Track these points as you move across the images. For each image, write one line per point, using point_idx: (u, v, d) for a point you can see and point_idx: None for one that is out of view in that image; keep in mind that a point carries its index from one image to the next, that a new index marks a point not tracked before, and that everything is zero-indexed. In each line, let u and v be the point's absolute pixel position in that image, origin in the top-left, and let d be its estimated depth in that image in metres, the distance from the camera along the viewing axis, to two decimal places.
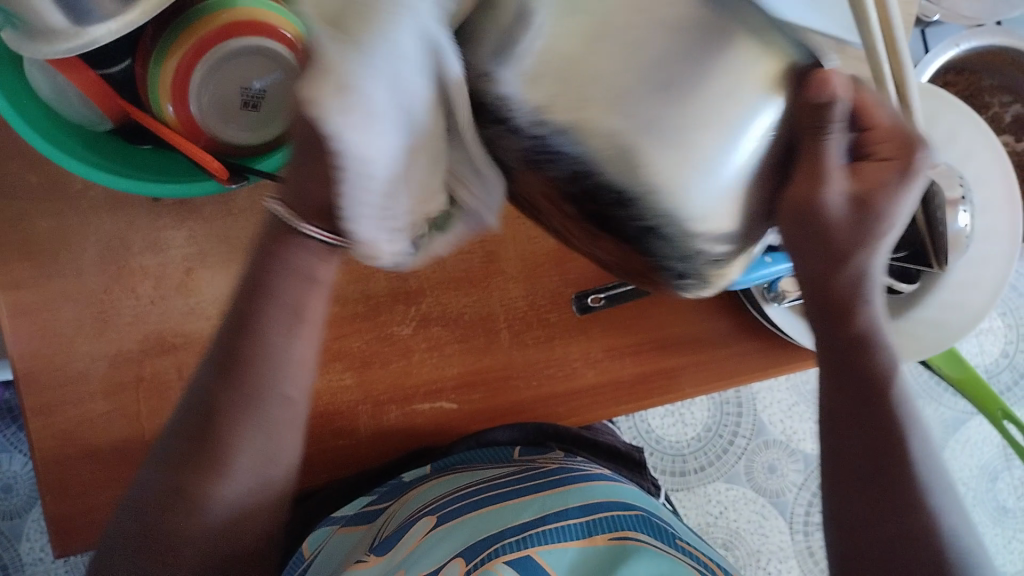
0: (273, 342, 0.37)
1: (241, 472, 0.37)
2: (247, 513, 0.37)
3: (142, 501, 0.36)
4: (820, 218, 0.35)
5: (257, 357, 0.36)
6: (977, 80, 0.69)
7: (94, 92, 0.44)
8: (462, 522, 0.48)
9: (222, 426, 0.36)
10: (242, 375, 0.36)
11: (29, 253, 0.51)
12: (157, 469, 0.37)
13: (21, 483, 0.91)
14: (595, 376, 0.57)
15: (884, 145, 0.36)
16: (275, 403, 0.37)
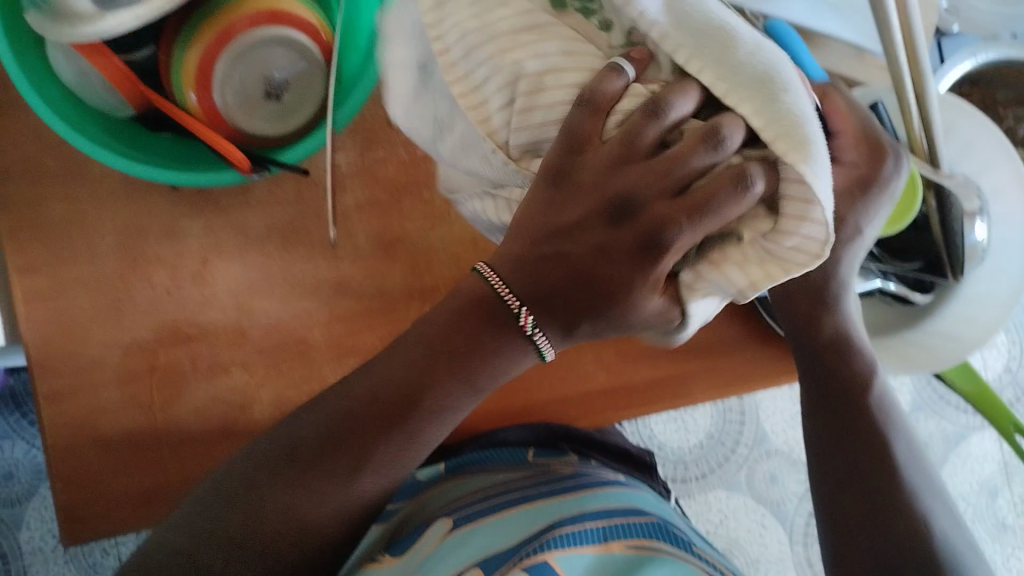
0: (448, 391, 0.41)
1: (373, 476, 0.41)
2: (366, 506, 0.42)
3: (279, 478, 0.40)
4: None
5: (431, 401, 0.41)
6: (990, 94, 0.68)
7: (119, 79, 0.44)
8: (478, 527, 0.48)
9: (389, 429, 0.40)
10: (420, 397, 0.40)
11: (47, 239, 0.51)
12: (294, 454, 0.40)
13: (23, 470, 0.91)
14: (605, 378, 0.57)
15: (853, 149, 0.44)
16: (427, 434, 0.41)
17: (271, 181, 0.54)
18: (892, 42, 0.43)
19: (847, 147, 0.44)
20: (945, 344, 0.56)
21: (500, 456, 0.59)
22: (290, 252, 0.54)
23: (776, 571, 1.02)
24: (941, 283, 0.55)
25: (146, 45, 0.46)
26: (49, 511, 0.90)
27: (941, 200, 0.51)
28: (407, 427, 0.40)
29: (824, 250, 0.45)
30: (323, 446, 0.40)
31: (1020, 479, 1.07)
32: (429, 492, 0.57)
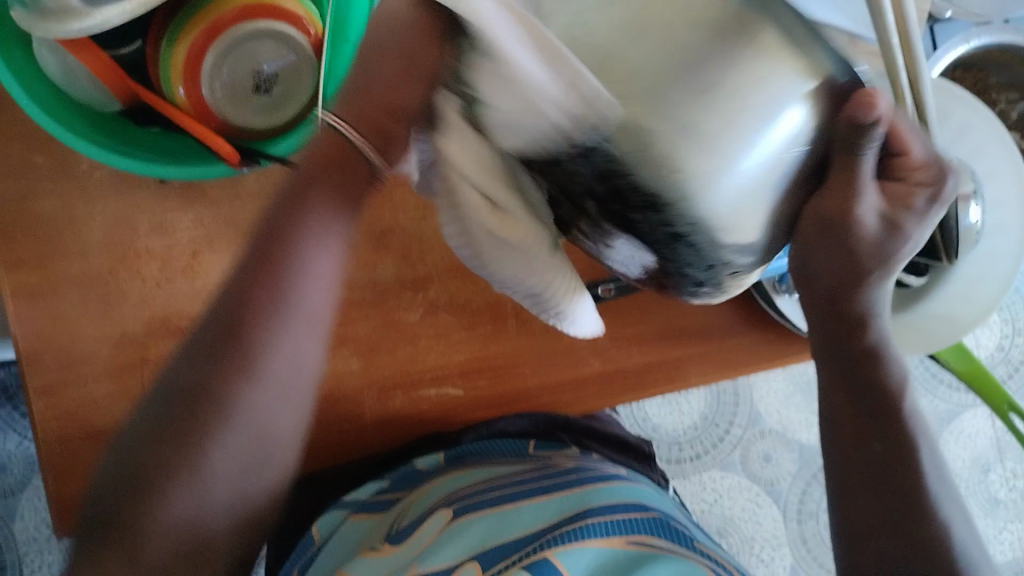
0: (269, 327, 0.36)
1: (227, 468, 0.35)
2: (241, 511, 0.36)
3: (108, 488, 0.34)
4: (844, 226, 0.38)
5: (247, 343, 0.35)
6: (983, 77, 0.68)
7: (102, 70, 0.44)
8: (481, 518, 0.48)
9: (222, 400, 0.35)
10: (228, 354, 0.35)
11: (35, 233, 0.50)
12: (118, 457, 0.35)
13: (16, 461, 0.90)
14: (600, 365, 0.57)
15: (919, 171, 0.39)
16: (268, 383, 0.36)
17: (262, 173, 0.53)
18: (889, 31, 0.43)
19: (914, 169, 0.39)
20: (940, 323, 0.56)
21: (498, 447, 0.59)
22: None
23: (770, 548, 1.03)
24: (935, 265, 0.55)
25: (133, 39, 0.45)
26: (43, 501, 0.90)
27: None
28: (233, 361, 0.35)
29: (854, 261, 0.40)
30: (156, 420, 0.35)
31: (1012, 454, 1.07)
32: (429, 482, 0.56)
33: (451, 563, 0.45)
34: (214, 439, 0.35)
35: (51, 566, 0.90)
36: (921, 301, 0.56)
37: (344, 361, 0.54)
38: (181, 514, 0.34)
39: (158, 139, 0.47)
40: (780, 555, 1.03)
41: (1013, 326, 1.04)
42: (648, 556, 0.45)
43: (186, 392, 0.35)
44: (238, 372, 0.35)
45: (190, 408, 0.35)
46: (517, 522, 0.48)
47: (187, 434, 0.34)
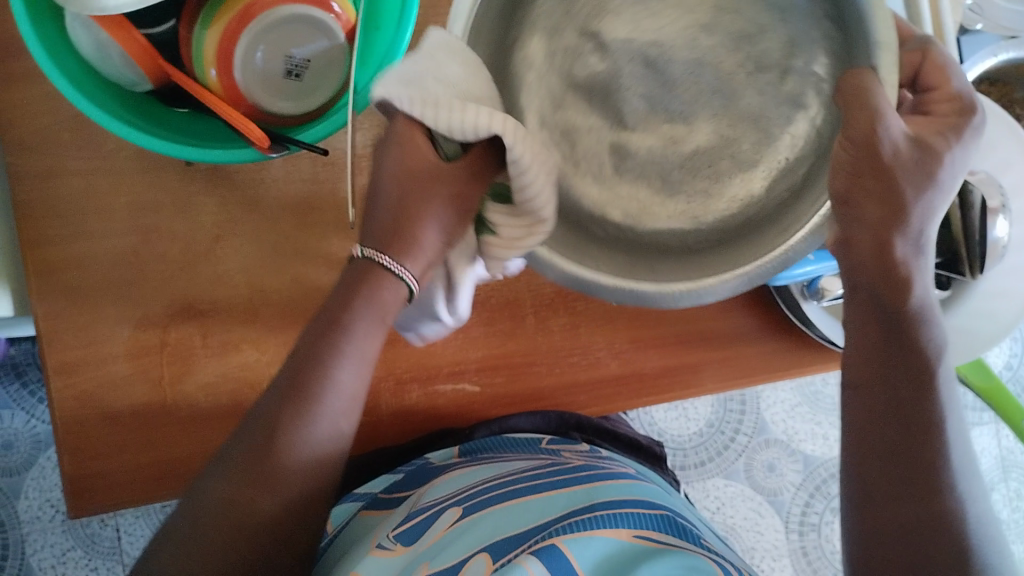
0: (359, 333, 0.40)
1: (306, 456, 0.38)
2: (304, 501, 0.38)
3: (204, 501, 0.37)
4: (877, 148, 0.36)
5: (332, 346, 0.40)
6: (1010, 91, 0.68)
7: (139, 53, 0.44)
8: (487, 514, 0.48)
9: (289, 414, 0.38)
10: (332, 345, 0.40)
11: (60, 211, 0.50)
12: (216, 482, 0.37)
13: (22, 441, 0.90)
14: (617, 366, 0.57)
15: (942, 105, 0.39)
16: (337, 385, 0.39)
17: (288, 159, 0.53)
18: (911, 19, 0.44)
19: (936, 99, 0.39)
20: (963, 338, 0.56)
21: (510, 442, 0.59)
22: (304, 231, 0.53)
23: (770, 559, 1.03)
24: (957, 279, 0.56)
25: (168, 20, 0.45)
26: (48, 481, 0.90)
27: (963, 196, 0.53)
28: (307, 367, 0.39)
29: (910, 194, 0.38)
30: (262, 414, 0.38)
31: (1017, 474, 1.06)
32: (440, 476, 0.55)
33: (456, 560, 0.44)
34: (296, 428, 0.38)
35: (53, 545, 0.89)
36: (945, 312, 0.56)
37: None
38: (303, 486, 0.38)
39: (188, 120, 0.47)
40: (780, 566, 1.03)
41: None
42: (660, 550, 0.44)
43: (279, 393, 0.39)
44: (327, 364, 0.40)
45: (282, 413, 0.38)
46: (524, 517, 0.48)
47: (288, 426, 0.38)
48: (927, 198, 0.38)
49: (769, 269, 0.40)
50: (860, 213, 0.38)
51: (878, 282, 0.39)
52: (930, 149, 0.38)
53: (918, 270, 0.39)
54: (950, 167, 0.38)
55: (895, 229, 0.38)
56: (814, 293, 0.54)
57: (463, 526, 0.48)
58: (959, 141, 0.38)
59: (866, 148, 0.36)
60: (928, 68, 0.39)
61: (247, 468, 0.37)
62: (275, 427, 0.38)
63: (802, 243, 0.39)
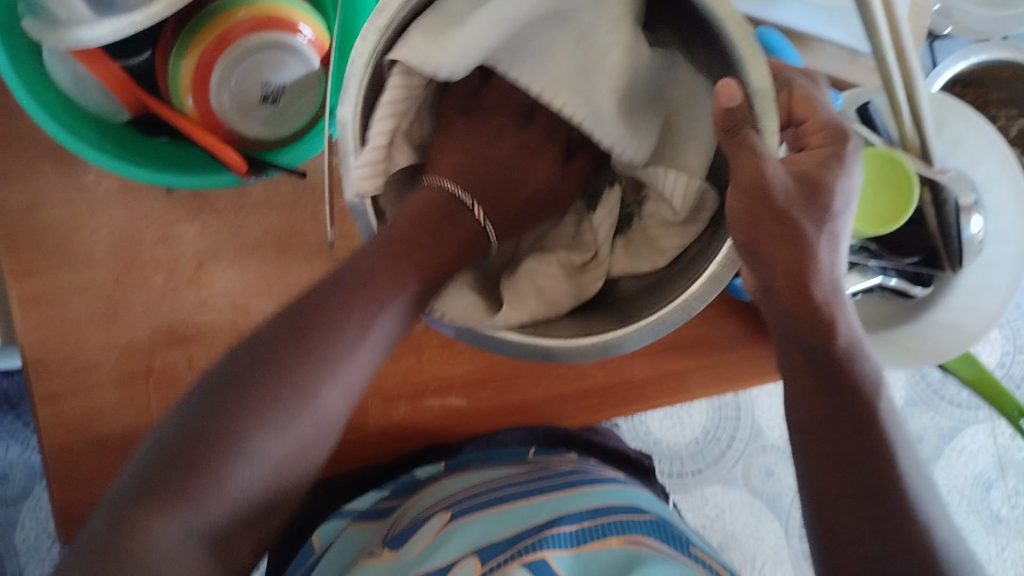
0: (346, 335, 0.38)
1: (241, 473, 0.36)
2: (252, 504, 0.37)
3: (120, 498, 0.35)
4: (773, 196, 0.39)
5: (324, 334, 0.38)
6: (984, 93, 0.69)
7: (117, 85, 0.44)
8: (476, 518, 0.49)
9: (224, 419, 0.36)
10: (315, 338, 0.38)
11: (43, 242, 0.51)
12: (134, 474, 0.35)
13: (18, 471, 0.90)
14: (603, 376, 0.58)
15: (815, 136, 0.42)
16: (322, 393, 0.38)
17: (268, 183, 0.53)
18: (873, 19, 0.45)
19: (812, 132, 0.43)
20: (945, 333, 0.57)
21: (493, 456, 0.59)
22: (287, 255, 0.53)
23: (771, 564, 1.03)
24: (938, 274, 0.56)
25: (143, 51, 0.46)
26: (44, 512, 0.90)
27: (937, 194, 0.53)
28: (298, 356, 0.37)
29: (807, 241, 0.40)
30: (196, 405, 0.36)
31: (1014, 471, 1.06)
32: (432, 485, 0.57)
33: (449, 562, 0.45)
34: (235, 437, 0.36)
35: None
36: (927, 310, 0.57)
37: None
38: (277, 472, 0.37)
39: (169, 148, 0.48)
40: (781, 570, 1.03)
41: (1015, 342, 1.04)
42: (645, 554, 0.45)
43: (212, 385, 0.37)
44: (308, 363, 0.37)
45: (227, 401, 0.36)
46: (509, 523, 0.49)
47: (234, 424, 0.36)
48: (830, 231, 0.40)
49: (671, 321, 0.41)
50: (770, 262, 0.40)
51: (801, 328, 0.41)
52: (819, 184, 0.40)
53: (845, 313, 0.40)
54: (845, 195, 0.41)
55: (810, 279, 0.40)
56: None
57: (450, 530, 0.48)
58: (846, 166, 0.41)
59: (756, 190, 0.39)
60: (795, 105, 0.43)
61: (163, 480, 0.34)
62: (225, 416, 0.36)
63: (702, 291, 0.41)
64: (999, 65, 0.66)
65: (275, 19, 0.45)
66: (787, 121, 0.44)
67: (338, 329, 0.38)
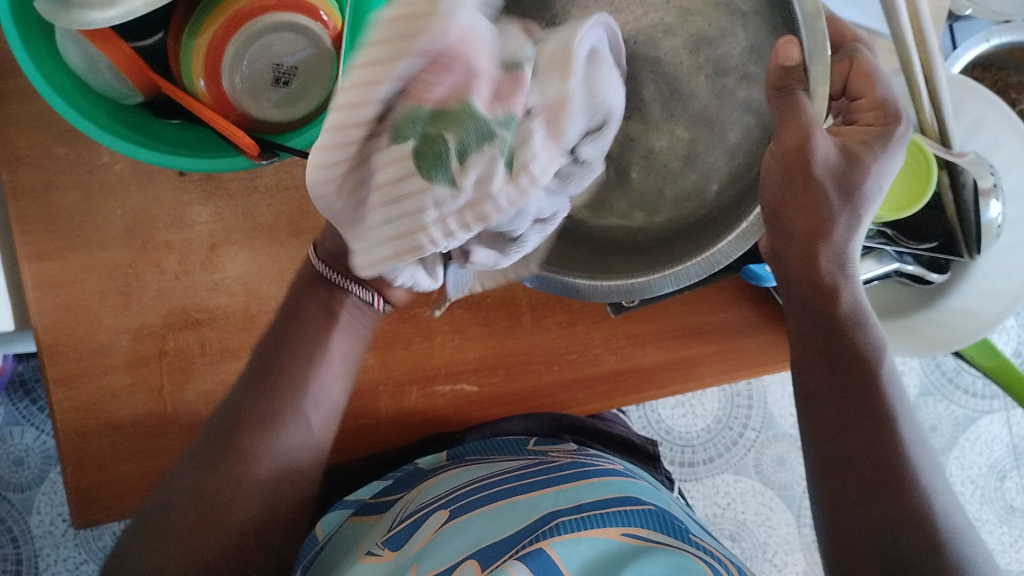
0: (311, 378, 0.45)
1: (222, 527, 0.42)
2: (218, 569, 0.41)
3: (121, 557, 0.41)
4: (809, 166, 0.38)
5: (292, 374, 0.44)
6: (1004, 77, 0.68)
7: (127, 65, 0.44)
8: (475, 517, 0.49)
9: (207, 469, 0.42)
10: (278, 375, 0.44)
11: (57, 226, 0.51)
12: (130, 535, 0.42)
13: (33, 456, 0.91)
14: (616, 363, 0.57)
15: (867, 114, 0.42)
16: (293, 427, 0.44)
17: (281, 167, 0.53)
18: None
19: (863, 109, 0.42)
20: (963, 319, 0.56)
21: (500, 444, 0.59)
22: (299, 238, 0.53)
23: (783, 553, 1.03)
24: (956, 260, 0.56)
25: (155, 32, 0.45)
26: (58, 496, 0.91)
27: (953, 177, 0.53)
28: (272, 388, 0.44)
29: (827, 220, 0.40)
30: (202, 454, 0.43)
31: None
32: (427, 480, 0.56)
33: (451, 563, 0.45)
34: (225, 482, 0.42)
35: (65, 559, 0.90)
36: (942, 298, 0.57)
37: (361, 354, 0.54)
38: (253, 515, 0.42)
39: (178, 132, 0.48)
40: (792, 561, 1.03)
41: None
42: (646, 548, 0.44)
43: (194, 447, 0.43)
44: (281, 402, 0.44)
45: (208, 455, 0.43)
46: (507, 520, 0.49)
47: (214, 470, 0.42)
48: (852, 210, 0.40)
49: (695, 271, 0.42)
50: (790, 227, 0.40)
51: (810, 295, 0.42)
52: (857, 160, 0.40)
53: (847, 278, 0.42)
54: (876, 175, 0.41)
55: (821, 241, 0.41)
56: None
57: (450, 529, 0.48)
58: (887, 146, 0.41)
59: (795, 154, 0.37)
60: (853, 77, 0.43)
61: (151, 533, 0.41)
62: (227, 462, 0.42)
63: (730, 246, 0.41)
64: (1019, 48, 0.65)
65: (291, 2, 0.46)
66: (841, 90, 0.44)
67: (304, 364, 0.45)
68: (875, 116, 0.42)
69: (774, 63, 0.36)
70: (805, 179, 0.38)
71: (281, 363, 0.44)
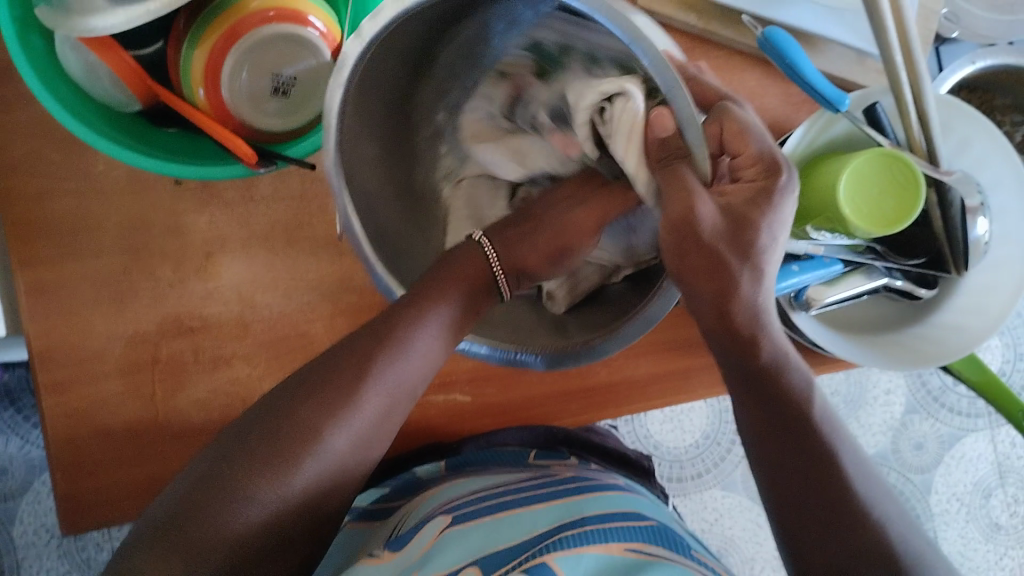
0: (399, 358, 0.42)
1: (276, 484, 0.38)
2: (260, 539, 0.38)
3: (160, 515, 0.38)
4: (698, 232, 0.38)
5: (391, 347, 0.42)
6: (989, 98, 0.69)
7: (128, 74, 0.45)
8: (474, 528, 0.49)
9: (271, 434, 0.39)
10: (376, 343, 0.42)
11: (51, 233, 0.51)
12: (175, 493, 0.38)
13: (17, 466, 0.90)
14: (607, 375, 0.58)
15: (749, 170, 0.41)
16: (375, 401, 0.41)
17: (276, 176, 0.53)
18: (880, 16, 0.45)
19: (744, 166, 0.41)
20: (949, 335, 0.57)
21: (499, 456, 0.59)
22: (293, 248, 0.53)
23: (770, 569, 1.04)
24: (944, 277, 0.57)
25: (154, 41, 0.47)
26: (43, 506, 0.90)
27: (941, 194, 0.54)
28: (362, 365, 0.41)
29: (737, 288, 0.39)
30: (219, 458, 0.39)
31: (1014, 479, 1.06)
32: (430, 490, 0.56)
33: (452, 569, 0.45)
34: (291, 451, 0.39)
35: (49, 570, 0.89)
36: (932, 313, 0.58)
37: None
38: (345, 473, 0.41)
39: (179, 139, 0.48)
40: None
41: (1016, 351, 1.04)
42: (649, 562, 0.44)
43: (261, 412, 0.41)
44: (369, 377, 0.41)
45: (269, 421, 0.40)
46: (508, 531, 0.49)
47: (281, 437, 0.39)
48: (755, 267, 0.39)
49: (628, 333, 0.44)
50: (697, 291, 0.40)
51: (736, 351, 0.41)
52: (748, 220, 0.39)
53: (766, 330, 0.41)
54: (772, 227, 0.39)
55: (733, 301, 0.40)
56: (801, 304, 0.56)
57: (451, 537, 0.48)
58: (776, 199, 0.39)
59: (683, 223, 0.39)
60: (727, 137, 0.41)
61: (201, 495, 0.37)
62: (242, 466, 0.38)
63: (656, 306, 0.43)
64: (1004, 70, 0.66)
65: (281, 13, 0.45)
66: (719, 150, 0.42)
67: (409, 332, 0.42)
68: (761, 173, 0.40)
69: (653, 132, 0.41)
70: (698, 245, 0.39)
71: (374, 341, 0.42)
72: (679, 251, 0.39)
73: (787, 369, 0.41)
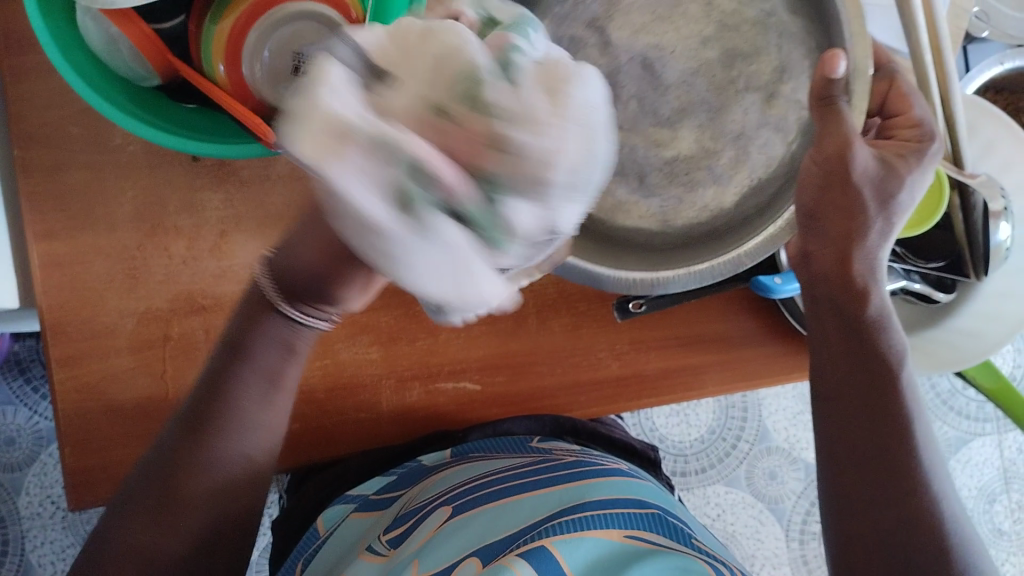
0: (247, 407, 0.42)
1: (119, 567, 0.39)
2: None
3: None
4: (849, 169, 0.41)
5: (227, 410, 0.41)
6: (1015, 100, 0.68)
7: (145, 45, 0.44)
8: (474, 516, 0.49)
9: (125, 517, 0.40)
10: (208, 404, 0.41)
11: (66, 207, 0.51)
12: None
13: (24, 437, 0.91)
14: (619, 368, 0.57)
15: (904, 130, 0.44)
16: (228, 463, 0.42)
17: None
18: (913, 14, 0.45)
19: (902, 125, 0.44)
20: (966, 341, 0.56)
21: (501, 444, 0.59)
22: None
23: (770, 566, 1.03)
24: (962, 280, 0.56)
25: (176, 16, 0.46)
26: (49, 477, 0.90)
27: (965, 198, 0.54)
28: (201, 435, 0.41)
29: (862, 227, 0.42)
30: (165, 455, 0.41)
31: (1018, 486, 1.05)
32: (431, 476, 0.56)
33: (449, 565, 0.45)
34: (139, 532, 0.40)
35: (53, 541, 0.90)
36: (949, 317, 0.57)
37: (364, 348, 0.54)
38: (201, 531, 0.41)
39: (196, 116, 0.47)
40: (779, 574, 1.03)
41: None
42: (650, 551, 0.44)
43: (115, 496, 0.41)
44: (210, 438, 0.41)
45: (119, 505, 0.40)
46: (511, 519, 0.49)
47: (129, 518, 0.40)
48: (888, 219, 0.43)
49: (720, 270, 0.44)
50: (826, 230, 0.43)
51: (837, 291, 0.44)
52: (894, 171, 0.42)
53: (874, 283, 0.44)
54: (911, 187, 0.43)
55: (855, 245, 0.43)
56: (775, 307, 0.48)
57: (453, 526, 0.48)
58: (923, 160, 0.43)
59: (836, 162, 0.40)
60: (895, 96, 0.45)
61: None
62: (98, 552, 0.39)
63: (756, 249, 0.44)
64: None
65: None
66: (878, 108, 0.46)
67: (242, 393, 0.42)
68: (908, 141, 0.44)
69: (822, 74, 0.39)
70: (841, 183, 0.41)
71: (204, 400, 0.41)
72: (824, 193, 0.42)
73: (883, 329, 0.44)
